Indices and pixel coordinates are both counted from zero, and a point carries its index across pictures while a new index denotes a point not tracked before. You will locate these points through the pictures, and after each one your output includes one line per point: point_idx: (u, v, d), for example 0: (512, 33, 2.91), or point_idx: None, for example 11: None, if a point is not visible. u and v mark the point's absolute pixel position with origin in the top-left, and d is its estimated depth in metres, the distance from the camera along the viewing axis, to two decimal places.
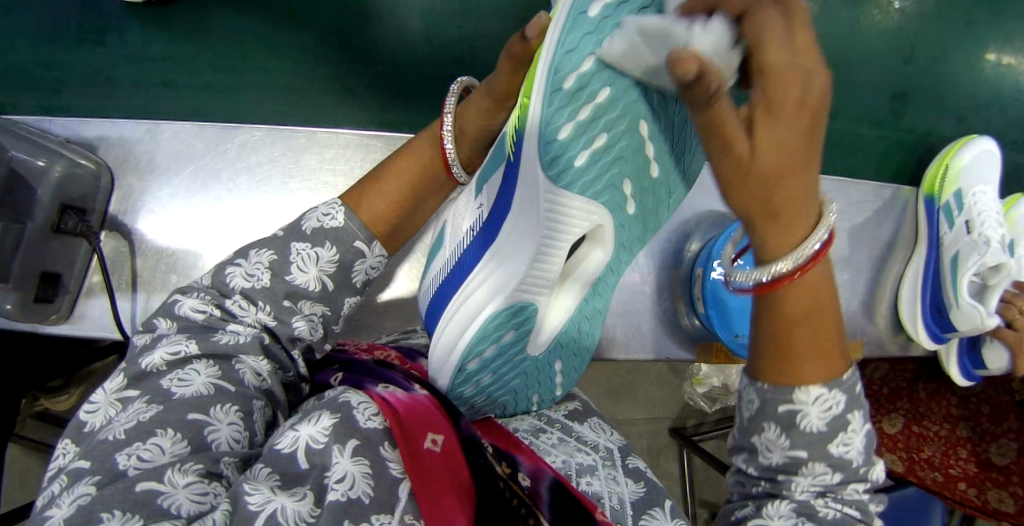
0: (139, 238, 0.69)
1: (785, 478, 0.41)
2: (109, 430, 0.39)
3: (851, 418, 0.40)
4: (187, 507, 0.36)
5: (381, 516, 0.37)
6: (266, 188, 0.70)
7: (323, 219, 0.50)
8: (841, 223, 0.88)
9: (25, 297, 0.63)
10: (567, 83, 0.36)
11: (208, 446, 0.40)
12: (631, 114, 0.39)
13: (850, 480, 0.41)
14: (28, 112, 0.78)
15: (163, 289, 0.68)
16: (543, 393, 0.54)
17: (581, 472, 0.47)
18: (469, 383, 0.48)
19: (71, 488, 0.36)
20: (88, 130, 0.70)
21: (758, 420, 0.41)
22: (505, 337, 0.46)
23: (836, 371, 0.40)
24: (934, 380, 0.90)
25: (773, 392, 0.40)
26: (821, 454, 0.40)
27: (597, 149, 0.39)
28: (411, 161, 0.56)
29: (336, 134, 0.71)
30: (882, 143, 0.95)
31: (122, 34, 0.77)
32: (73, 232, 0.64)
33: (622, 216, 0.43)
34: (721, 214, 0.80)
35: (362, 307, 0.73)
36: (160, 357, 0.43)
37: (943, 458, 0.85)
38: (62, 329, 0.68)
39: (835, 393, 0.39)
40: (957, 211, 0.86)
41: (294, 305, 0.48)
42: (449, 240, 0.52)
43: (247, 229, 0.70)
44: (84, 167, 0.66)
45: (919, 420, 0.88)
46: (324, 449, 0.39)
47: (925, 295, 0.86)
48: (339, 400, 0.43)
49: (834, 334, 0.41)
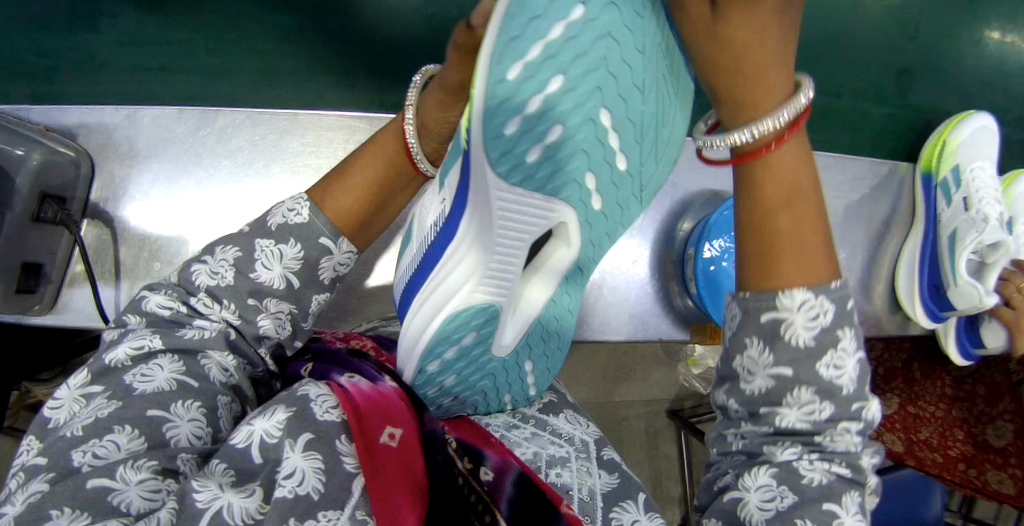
0: (121, 226, 0.69)
1: (771, 412, 0.37)
2: (69, 427, 0.39)
3: (840, 336, 0.36)
4: (137, 504, 0.36)
5: (329, 512, 0.37)
6: (250, 172, 0.69)
7: (287, 216, 0.49)
8: (835, 200, 0.87)
9: (6, 287, 0.61)
10: (512, 74, 0.27)
11: (166, 442, 0.40)
12: (592, 103, 0.30)
13: (841, 417, 0.37)
14: (21, 100, 0.76)
15: (146, 277, 0.68)
16: (515, 393, 0.51)
17: (550, 464, 0.47)
18: (432, 384, 0.46)
19: (27, 485, 0.36)
20: (68, 117, 0.69)
21: (742, 335, 0.38)
22: (464, 339, 0.42)
23: (824, 273, 0.36)
24: (928, 358, 0.90)
25: (756, 302, 0.37)
26: (808, 375, 0.36)
27: (550, 146, 0.31)
28: (374, 153, 0.54)
29: (326, 115, 0.70)
30: (885, 121, 0.93)
31: (114, 18, 0.76)
32: (53, 221, 0.64)
33: (586, 213, 0.36)
34: (713, 193, 0.78)
35: (347, 292, 0.72)
36: (124, 352, 0.43)
37: (940, 438, 0.87)
38: (46, 319, 0.67)
39: (822, 301, 0.36)
40: (955, 188, 0.85)
41: (259, 303, 0.48)
42: (419, 236, 0.47)
43: (231, 215, 0.69)
44: (63, 155, 0.65)
45: (914, 401, 0.90)
46: (277, 443, 0.39)
47: (923, 275, 0.84)
48: (297, 394, 0.43)
49: (818, 236, 0.37)
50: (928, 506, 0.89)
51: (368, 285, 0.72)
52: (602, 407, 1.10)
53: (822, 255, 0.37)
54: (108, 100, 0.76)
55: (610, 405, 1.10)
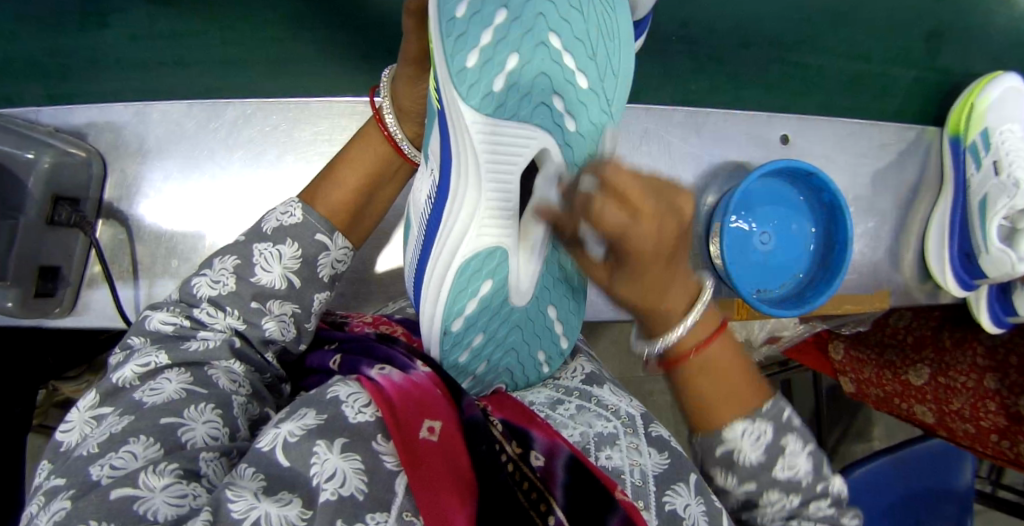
0: (138, 225, 0.68)
1: (752, 511, 0.44)
2: (83, 446, 0.39)
3: (785, 444, 0.42)
4: (164, 512, 0.35)
5: (376, 515, 0.36)
6: (263, 164, 0.68)
7: (282, 218, 0.50)
8: (862, 168, 0.84)
9: (24, 295, 0.61)
10: (460, 13, 0.37)
11: (183, 445, 0.39)
12: (537, 28, 0.38)
13: (809, 499, 0.43)
14: (34, 102, 0.72)
15: (165, 274, 0.67)
16: (549, 349, 0.49)
17: (601, 445, 0.45)
18: (461, 347, 0.45)
19: (48, 505, 0.36)
20: (79, 117, 0.68)
21: (706, 466, 0.44)
22: (482, 290, 0.42)
23: (749, 405, 0.41)
24: (960, 328, 0.84)
25: (706, 443, 0.43)
26: (769, 482, 0.42)
27: (511, 72, 0.38)
28: (364, 147, 0.55)
29: (336, 102, 0.68)
30: (916, 86, 0.89)
31: (123, 13, 0.71)
32: (67, 223, 0.62)
33: (567, 132, 0.41)
34: (735, 164, 0.76)
35: (364, 278, 0.71)
36: (131, 371, 0.43)
37: (973, 410, 0.79)
38: (68, 322, 0.67)
39: (760, 425, 0.41)
40: (984, 152, 0.81)
41: (262, 306, 0.48)
42: (415, 221, 0.48)
43: (249, 208, 0.68)
44: (74, 156, 0.64)
45: (946, 371, 0.82)
46: (300, 441, 0.37)
47: (954, 242, 0.82)
48: (327, 395, 0.41)
49: (738, 366, 0.42)
50: (956, 477, 0.83)
51: (386, 271, 0.71)
52: (627, 384, 1.09)
53: (747, 391, 0.42)
54: (121, 97, 0.72)
55: (636, 382, 1.09)
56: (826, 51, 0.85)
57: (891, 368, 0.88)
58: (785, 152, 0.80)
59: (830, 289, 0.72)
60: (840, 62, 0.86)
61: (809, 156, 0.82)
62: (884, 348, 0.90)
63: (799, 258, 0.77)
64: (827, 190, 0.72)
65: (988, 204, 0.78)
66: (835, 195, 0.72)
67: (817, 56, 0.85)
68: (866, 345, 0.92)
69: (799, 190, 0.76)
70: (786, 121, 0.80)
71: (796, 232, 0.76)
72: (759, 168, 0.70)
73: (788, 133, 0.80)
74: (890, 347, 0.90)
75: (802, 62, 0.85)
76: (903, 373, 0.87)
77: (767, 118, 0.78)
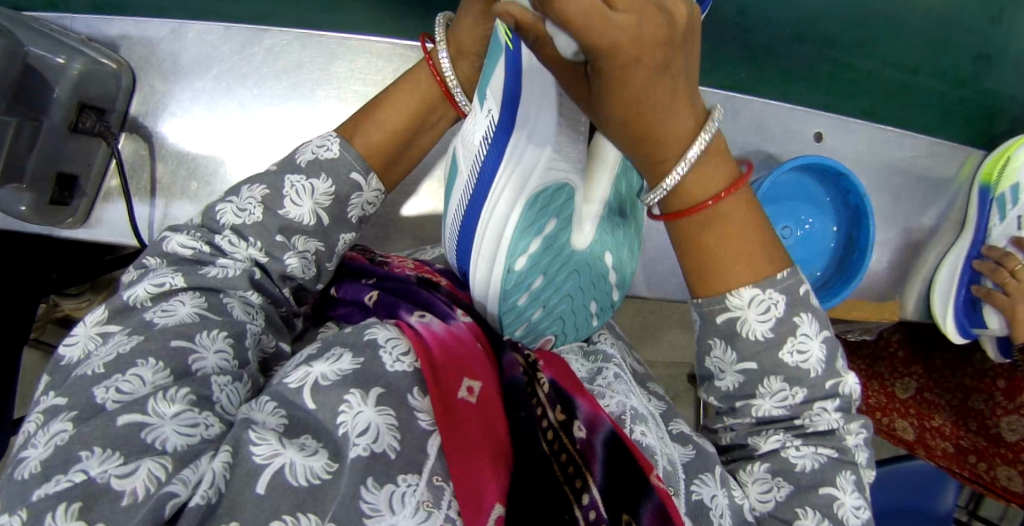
0: (160, 141, 0.67)
1: (745, 404, 0.43)
2: (87, 365, 0.38)
3: (797, 322, 0.40)
4: (173, 442, 0.34)
5: (407, 477, 0.35)
6: (296, 95, 0.67)
7: (318, 152, 0.50)
8: (893, 176, 0.82)
9: (39, 200, 0.61)
10: None
11: (192, 371, 0.39)
12: None
13: (816, 397, 0.41)
14: (79, 11, 0.69)
15: (183, 196, 0.67)
16: (600, 299, 0.49)
17: (637, 420, 0.44)
18: (521, 290, 0.44)
19: (48, 427, 0.35)
20: (112, 28, 0.67)
21: (706, 337, 0.43)
22: (548, 227, 0.41)
23: (769, 268, 0.40)
24: (953, 350, 0.84)
25: (706, 304, 0.41)
26: (775, 365, 0.40)
27: None
28: (415, 88, 0.56)
29: (374, 41, 0.67)
30: (964, 103, 0.86)
31: None
32: (91, 131, 0.62)
33: None
34: (766, 155, 0.76)
35: (380, 224, 0.71)
36: (145, 290, 0.43)
37: (954, 428, 0.83)
38: (79, 233, 0.67)
39: (770, 293, 0.39)
40: (1011, 204, 0.78)
41: (287, 241, 0.48)
42: (461, 168, 0.45)
43: (275, 138, 0.67)
44: (104, 67, 0.63)
45: (932, 387, 0.86)
46: (332, 387, 0.37)
47: (963, 283, 0.79)
48: (364, 337, 0.40)
49: (752, 227, 0.40)
50: (936, 500, 0.80)
51: (405, 220, 0.71)
52: None
53: (762, 252, 0.40)
54: (166, 14, 0.68)
55: None
56: (878, 56, 0.83)
57: (880, 379, 0.91)
58: (818, 150, 0.78)
59: (844, 293, 0.71)
60: (889, 69, 0.83)
61: (839, 157, 0.80)
62: (874, 359, 0.92)
63: (818, 255, 0.77)
64: (854, 192, 0.72)
65: (1012, 256, 0.75)
66: (862, 200, 0.71)
67: (868, 60, 0.83)
68: (859, 356, 0.94)
69: (826, 189, 0.76)
70: (822, 119, 0.78)
71: (820, 233, 0.77)
72: (792, 159, 0.69)
73: (821, 131, 0.78)
74: (881, 360, 0.92)
75: (851, 65, 0.82)
76: (890, 385, 0.91)
77: (803, 112, 0.77)
